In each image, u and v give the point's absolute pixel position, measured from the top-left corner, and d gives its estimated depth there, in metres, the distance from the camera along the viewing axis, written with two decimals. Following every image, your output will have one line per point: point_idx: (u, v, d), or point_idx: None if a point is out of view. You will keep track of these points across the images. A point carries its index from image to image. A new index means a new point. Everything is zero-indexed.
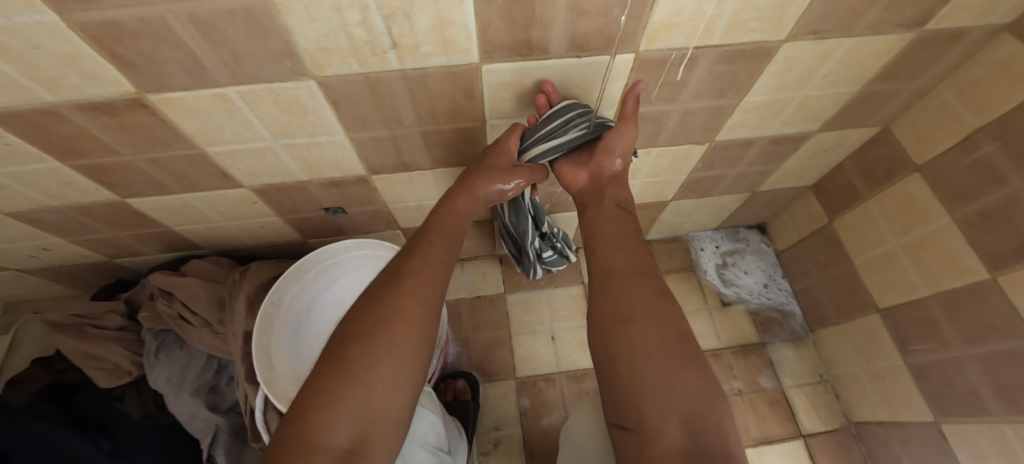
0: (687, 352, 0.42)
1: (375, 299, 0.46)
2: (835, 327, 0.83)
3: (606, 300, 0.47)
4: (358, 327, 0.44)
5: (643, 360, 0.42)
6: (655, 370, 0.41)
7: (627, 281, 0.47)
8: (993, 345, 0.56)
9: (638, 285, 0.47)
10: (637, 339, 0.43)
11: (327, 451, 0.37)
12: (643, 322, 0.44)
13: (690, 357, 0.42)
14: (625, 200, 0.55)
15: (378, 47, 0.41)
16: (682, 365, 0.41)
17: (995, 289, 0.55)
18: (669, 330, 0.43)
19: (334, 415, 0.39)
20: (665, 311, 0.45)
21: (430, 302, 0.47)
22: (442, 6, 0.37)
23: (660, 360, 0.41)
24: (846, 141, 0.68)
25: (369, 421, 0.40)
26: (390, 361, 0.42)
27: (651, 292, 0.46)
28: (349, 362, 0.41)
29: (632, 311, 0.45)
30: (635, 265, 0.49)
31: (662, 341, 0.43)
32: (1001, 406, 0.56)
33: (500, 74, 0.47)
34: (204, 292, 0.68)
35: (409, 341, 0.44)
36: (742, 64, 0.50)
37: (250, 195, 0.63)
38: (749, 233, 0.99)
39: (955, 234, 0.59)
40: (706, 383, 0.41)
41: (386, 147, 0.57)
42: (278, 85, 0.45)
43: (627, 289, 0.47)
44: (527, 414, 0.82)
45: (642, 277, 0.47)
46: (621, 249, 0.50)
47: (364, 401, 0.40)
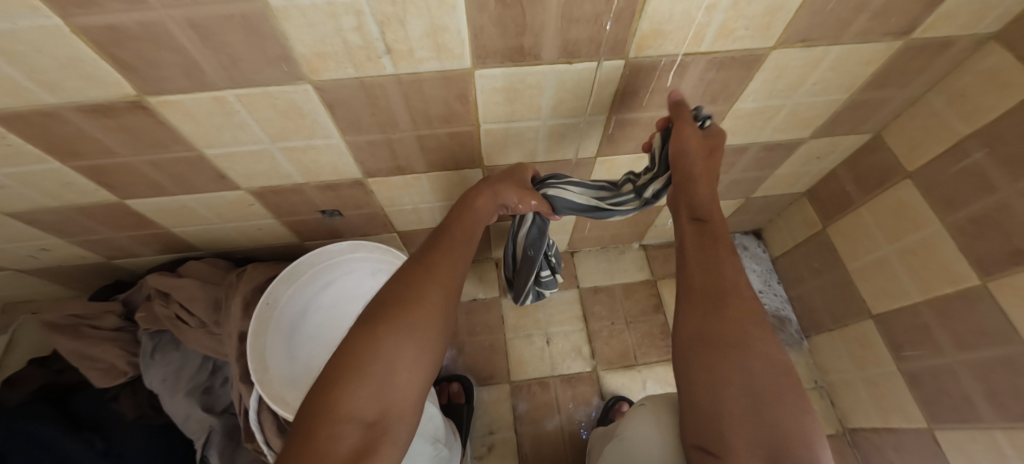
0: (782, 387, 0.39)
1: (403, 286, 0.42)
2: (830, 332, 0.83)
3: (701, 322, 0.43)
4: (386, 307, 0.40)
5: (732, 391, 0.40)
6: (749, 402, 0.39)
7: (722, 306, 0.43)
8: (984, 351, 0.56)
9: (737, 311, 0.42)
10: (737, 370, 0.40)
11: (349, 422, 0.34)
12: (742, 353, 0.40)
13: (785, 391, 0.39)
14: (700, 207, 0.47)
15: (373, 52, 0.42)
16: (777, 401, 0.39)
17: (985, 295, 0.55)
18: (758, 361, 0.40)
19: (361, 388, 0.35)
20: (762, 343, 0.41)
21: (450, 285, 0.44)
22: (436, 13, 0.38)
23: (750, 393, 0.39)
24: (838, 147, 0.69)
25: (387, 401, 0.36)
26: (407, 338, 0.39)
27: (745, 318, 0.42)
28: (369, 342, 0.37)
29: (734, 340, 0.41)
30: (727, 286, 0.43)
31: (758, 374, 0.40)
32: (993, 412, 0.56)
33: (492, 80, 0.48)
34: (200, 293, 0.68)
35: (426, 322, 0.40)
36: (732, 71, 0.51)
37: (247, 197, 0.64)
38: (745, 239, 0.99)
39: (946, 240, 0.60)
40: (800, 418, 0.38)
41: (382, 151, 0.58)
42: (275, 89, 0.46)
43: (726, 315, 0.42)
44: (522, 418, 0.81)
45: (737, 302, 0.42)
46: (714, 267, 0.44)
47: (387, 380, 0.36)
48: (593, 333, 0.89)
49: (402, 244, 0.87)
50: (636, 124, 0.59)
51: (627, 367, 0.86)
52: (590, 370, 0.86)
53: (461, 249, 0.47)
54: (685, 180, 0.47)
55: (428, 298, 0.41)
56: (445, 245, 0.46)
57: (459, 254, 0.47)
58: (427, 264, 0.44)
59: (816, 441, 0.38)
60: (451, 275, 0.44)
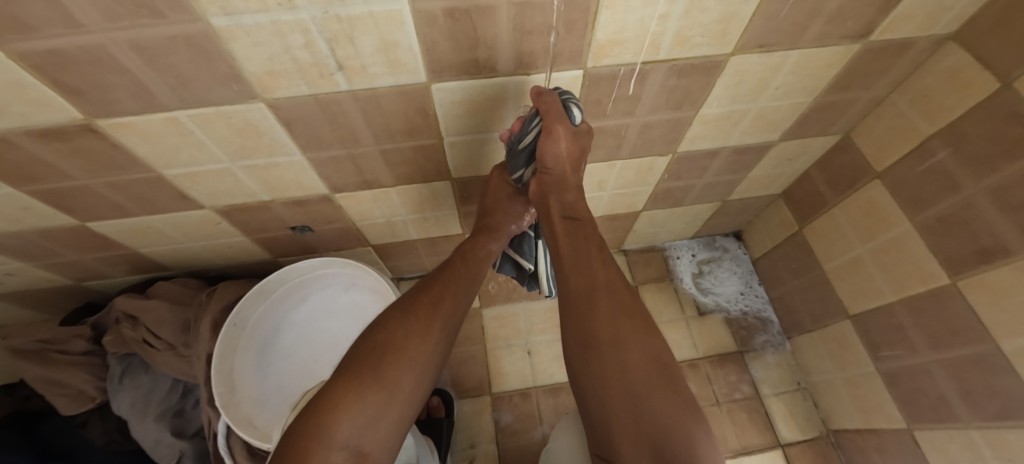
0: (660, 374, 0.38)
1: (410, 321, 0.46)
2: (810, 333, 0.83)
3: (577, 321, 0.42)
4: (382, 338, 0.45)
5: (611, 386, 0.38)
6: (627, 396, 0.37)
7: (592, 302, 0.43)
8: (957, 350, 0.56)
9: (608, 306, 0.42)
10: (614, 367, 0.38)
11: (339, 450, 0.38)
12: (614, 348, 0.39)
13: (661, 379, 0.38)
14: (570, 208, 0.50)
15: (325, 69, 0.42)
16: (654, 390, 0.37)
17: (956, 294, 0.55)
18: (635, 352, 0.39)
19: (354, 413, 0.39)
20: (637, 334, 0.40)
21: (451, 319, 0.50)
22: (384, 29, 0.38)
23: (624, 385, 0.37)
24: (809, 149, 0.69)
25: (377, 430, 0.41)
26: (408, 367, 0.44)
27: (615, 311, 0.42)
28: (375, 371, 0.42)
29: (606, 337, 0.40)
30: (595, 284, 0.44)
31: (632, 367, 0.38)
32: (969, 411, 0.56)
33: (450, 93, 0.48)
34: (169, 316, 0.66)
35: (419, 354, 0.45)
36: (693, 77, 0.50)
37: (214, 216, 0.63)
38: (726, 241, 0.99)
39: (916, 239, 0.59)
40: (680, 401, 0.37)
41: (346, 167, 0.57)
42: (229, 108, 0.45)
43: (599, 312, 0.42)
44: (504, 431, 0.80)
45: (609, 297, 0.43)
46: (586, 267, 0.45)
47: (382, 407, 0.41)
48: None
49: (378, 257, 0.86)
50: (603, 133, 0.59)
51: None
52: None
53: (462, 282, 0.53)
54: (557, 191, 0.52)
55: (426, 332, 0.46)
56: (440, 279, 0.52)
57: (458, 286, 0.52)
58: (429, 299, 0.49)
59: (691, 424, 0.36)
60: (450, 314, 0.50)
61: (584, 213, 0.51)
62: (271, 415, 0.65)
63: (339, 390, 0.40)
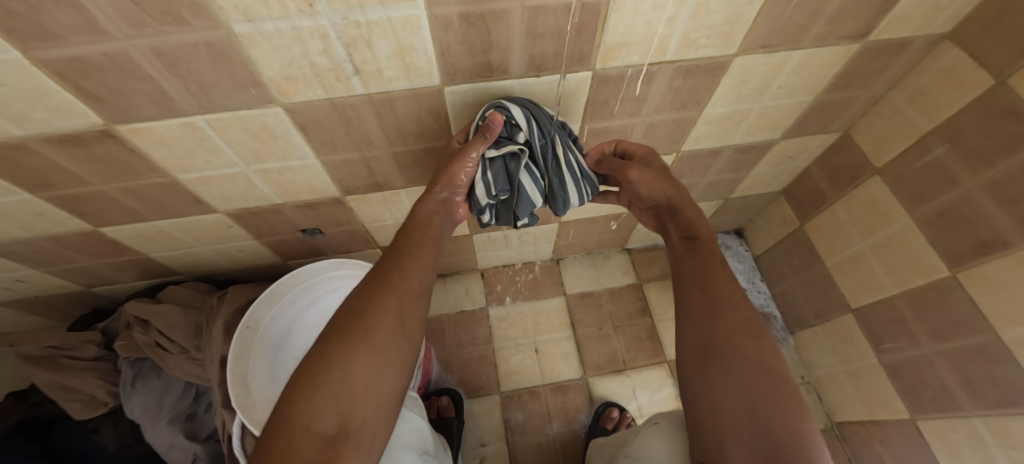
0: (786, 396, 0.37)
1: (360, 299, 0.43)
2: (813, 328, 0.84)
3: (693, 332, 0.43)
4: (338, 325, 0.42)
5: (727, 400, 0.39)
6: (743, 412, 0.37)
7: (713, 313, 0.43)
8: (957, 341, 0.57)
9: (730, 321, 0.41)
10: (730, 378, 0.39)
11: (307, 434, 0.36)
12: (731, 361, 0.40)
13: (790, 403, 0.37)
14: (689, 227, 0.50)
15: (342, 73, 0.43)
16: (782, 413, 0.36)
17: (956, 286, 0.57)
18: (755, 369, 0.39)
19: (316, 401, 0.37)
20: (759, 351, 0.39)
21: (410, 290, 0.45)
22: (401, 33, 0.39)
23: (743, 402, 0.37)
24: (809, 147, 0.71)
25: (347, 413, 0.38)
26: (363, 349, 0.40)
27: (732, 326, 0.41)
28: (331, 356, 0.39)
29: (728, 354, 0.40)
30: (717, 298, 0.43)
31: (759, 386, 0.38)
32: (971, 400, 0.57)
33: (462, 95, 0.49)
34: (181, 320, 0.67)
35: (375, 335, 0.41)
36: (699, 78, 0.52)
37: (225, 220, 0.64)
38: (728, 239, 1.01)
39: (916, 233, 0.61)
40: (809, 426, 0.36)
41: (358, 170, 0.58)
42: (245, 113, 0.46)
43: (720, 327, 0.42)
44: (513, 429, 0.81)
45: (733, 313, 0.42)
46: (704, 280, 0.45)
47: (342, 392, 0.38)
48: (581, 339, 0.89)
49: None
50: (610, 133, 0.60)
51: (617, 373, 0.86)
52: (579, 377, 0.86)
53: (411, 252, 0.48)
54: (684, 208, 0.51)
55: (379, 309, 0.43)
56: (387, 253, 0.48)
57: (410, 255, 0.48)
58: (384, 278, 0.45)
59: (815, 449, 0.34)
60: (407, 289, 0.45)
61: (705, 230, 0.49)
62: None
63: (299, 382, 0.38)
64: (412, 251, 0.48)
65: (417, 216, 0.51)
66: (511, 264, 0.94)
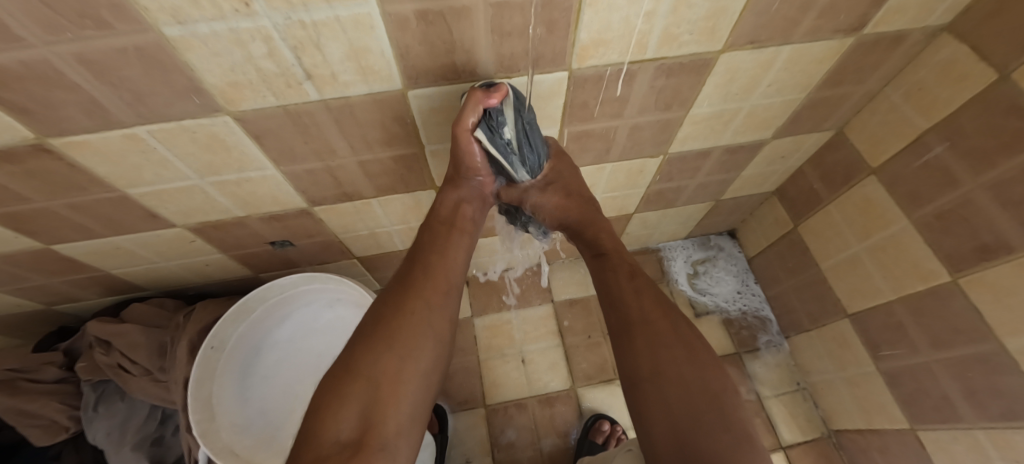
0: (706, 405, 0.36)
1: (385, 303, 0.41)
2: (808, 332, 0.81)
3: (623, 358, 0.42)
4: (360, 330, 0.40)
5: (661, 424, 0.37)
6: (675, 434, 0.36)
7: (631, 335, 0.42)
8: (959, 349, 0.55)
9: (645, 339, 0.41)
10: (658, 400, 0.38)
11: (332, 445, 0.33)
12: (658, 382, 0.39)
13: (711, 411, 0.36)
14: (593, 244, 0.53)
15: (292, 79, 0.39)
16: (702, 425, 0.35)
17: (956, 292, 0.54)
18: (677, 387, 0.38)
19: (344, 406, 0.35)
20: (680, 366, 0.39)
21: (438, 290, 0.43)
22: (352, 34, 0.35)
23: (671, 424, 0.36)
24: (802, 146, 0.67)
25: (376, 422, 0.35)
26: (392, 352, 0.37)
27: (654, 344, 0.41)
28: (353, 360, 0.37)
29: (648, 373, 0.40)
30: (631, 317, 0.43)
31: (679, 400, 0.37)
32: (973, 411, 0.54)
33: (428, 99, 0.45)
34: (143, 339, 0.63)
35: (400, 338, 0.39)
36: (682, 77, 0.48)
37: (186, 234, 0.60)
38: (720, 240, 0.98)
39: (915, 237, 0.58)
40: (742, 444, 0.34)
41: (323, 179, 0.55)
42: (191, 122, 0.42)
43: (635, 346, 0.41)
44: (499, 443, 0.78)
45: (644, 331, 0.42)
46: (618, 301, 0.45)
47: (370, 396, 0.35)
48: (569, 348, 0.86)
49: (365, 269, 0.84)
50: (591, 136, 0.56)
51: (606, 382, 0.84)
52: (568, 387, 0.83)
53: (440, 249, 0.46)
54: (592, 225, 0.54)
55: (402, 310, 0.40)
56: (412, 253, 0.46)
57: (434, 253, 0.46)
58: (410, 280, 0.43)
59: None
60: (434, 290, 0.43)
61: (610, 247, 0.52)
62: (255, 441, 0.63)
63: (325, 389, 0.36)
64: (441, 247, 0.46)
65: (442, 209, 0.49)
66: (495, 271, 0.91)
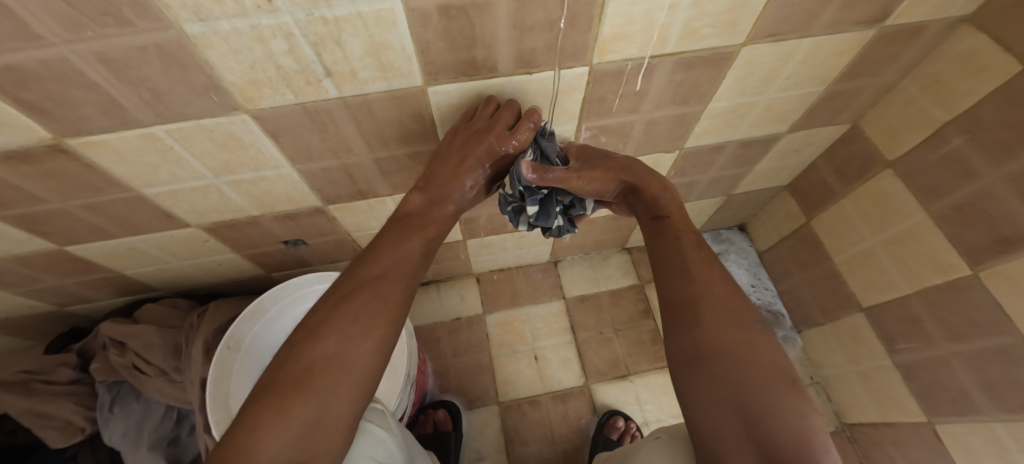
0: (786, 396, 0.31)
1: (343, 313, 0.39)
2: (821, 327, 0.81)
3: (680, 331, 0.36)
4: (323, 347, 0.37)
5: (728, 412, 0.31)
6: (748, 424, 0.30)
7: (693, 306, 0.37)
8: (977, 342, 0.54)
9: (711, 313, 0.36)
10: (725, 381, 0.32)
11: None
12: (729, 362, 0.33)
13: (793, 403, 0.30)
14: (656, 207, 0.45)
15: (312, 76, 0.39)
16: (785, 415, 0.30)
17: (975, 285, 0.54)
18: (749, 370, 0.32)
19: (280, 427, 0.33)
20: (750, 347, 0.33)
21: (390, 297, 0.41)
22: (374, 30, 0.35)
23: (742, 412, 0.31)
24: (816, 140, 0.67)
25: (318, 441, 0.34)
26: (347, 382, 0.37)
27: (722, 318, 0.35)
28: (297, 379, 0.36)
29: (713, 350, 0.34)
30: (694, 286, 0.37)
31: (752, 385, 0.31)
32: (992, 404, 0.54)
33: (447, 96, 0.45)
34: (158, 340, 0.64)
35: (360, 362, 0.38)
36: (701, 71, 0.48)
37: (200, 234, 0.60)
38: (730, 234, 0.98)
39: (933, 230, 0.58)
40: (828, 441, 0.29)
41: (339, 178, 0.54)
42: (209, 121, 0.42)
43: (698, 319, 0.36)
44: (512, 440, 0.78)
45: (709, 304, 0.36)
46: (679, 267, 0.39)
47: (319, 415, 0.35)
48: (581, 344, 0.86)
49: None
50: (607, 132, 0.56)
51: (619, 378, 0.84)
52: (580, 383, 0.83)
53: (410, 259, 0.44)
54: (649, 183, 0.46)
55: (369, 331, 0.39)
56: (386, 257, 0.43)
57: (401, 262, 0.43)
58: (366, 287, 0.41)
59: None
60: (399, 309, 0.41)
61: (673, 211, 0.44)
62: None
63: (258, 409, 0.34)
64: (412, 261, 0.44)
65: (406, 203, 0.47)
66: (506, 268, 0.91)
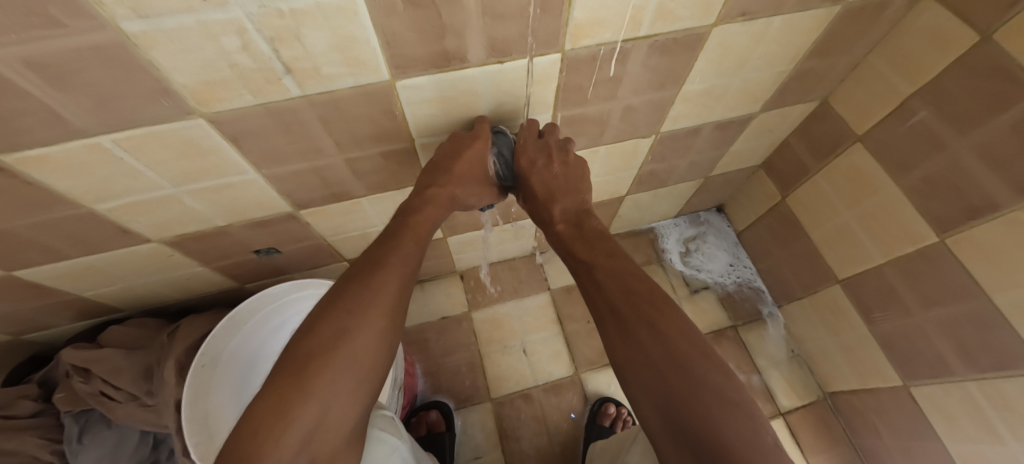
0: (706, 402, 0.31)
1: (342, 307, 0.37)
2: (801, 301, 0.84)
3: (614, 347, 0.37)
4: (317, 341, 0.35)
5: (661, 422, 0.33)
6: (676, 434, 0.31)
7: (621, 321, 0.37)
8: (950, 307, 0.57)
9: (636, 328, 0.36)
10: (654, 392, 0.34)
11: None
12: (654, 374, 0.34)
13: (713, 407, 0.31)
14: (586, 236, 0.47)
15: (271, 74, 0.36)
16: (704, 422, 0.30)
17: (946, 253, 0.55)
18: (671, 382, 0.33)
19: (287, 429, 0.32)
20: (672, 356, 0.34)
21: (391, 290, 0.39)
22: (335, 22, 0.33)
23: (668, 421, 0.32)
24: (789, 118, 0.68)
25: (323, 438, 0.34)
26: (351, 376, 0.36)
27: (645, 331, 0.36)
28: (301, 376, 0.34)
29: (639, 365, 0.35)
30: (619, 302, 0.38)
31: (673, 394, 0.32)
32: (965, 365, 0.57)
33: (417, 90, 0.43)
34: (127, 364, 0.60)
35: (365, 357, 0.37)
36: (676, 54, 0.47)
37: (164, 248, 0.56)
38: (710, 216, 0.99)
39: (903, 202, 0.59)
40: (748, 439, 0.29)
41: (309, 181, 0.52)
42: (161, 128, 0.39)
43: (625, 334, 0.37)
44: (507, 437, 0.78)
45: (632, 318, 0.37)
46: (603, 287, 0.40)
47: (319, 417, 0.34)
48: (570, 335, 0.86)
49: None
50: (585, 120, 0.55)
51: (609, 366, 0.84)
52: (571, 374, 0.83)
53: (407, 253, 0.43)
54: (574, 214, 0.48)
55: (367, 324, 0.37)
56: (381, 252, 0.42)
57: (400, 258, 0.42)
58: (363, 283, 0.39)
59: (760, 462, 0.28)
60: (394, 303, 0.40)
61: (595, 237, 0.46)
62: None
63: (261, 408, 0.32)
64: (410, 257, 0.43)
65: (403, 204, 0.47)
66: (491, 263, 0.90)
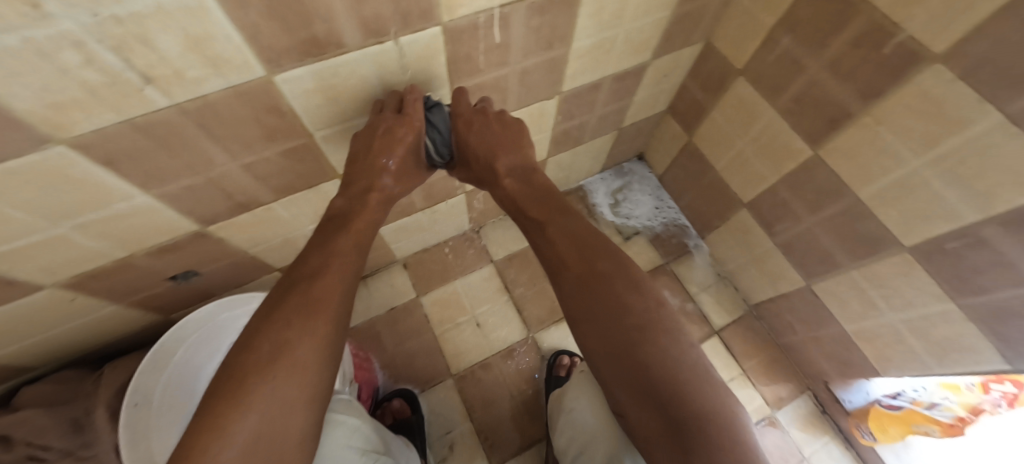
0: (645, 333, 0.37)
1: (280, 320, 0.37)
2: (718, 228, 0.92)
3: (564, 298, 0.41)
4: (255, 356, 0.35)
5: (609, 358, 0.37)
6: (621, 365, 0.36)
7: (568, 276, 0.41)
8: (829, 208, 0.65)
9: (582, 280, 0.40)
10: (601, 334, 0.38)
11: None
12: (601, 318, 0.38)
13: (650, 336, 0.37)
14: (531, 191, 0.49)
15: (128, 86, 0.34)
16: (644, 351, 0.36)
17: (820, 162, 0.63)
18: (614, 321, 0.38)
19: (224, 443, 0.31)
20: (614, 301, 0.39)
21: (332, 293, 0.40)
22: (185, 22, 0.31)
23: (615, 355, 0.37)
24: (680, 61, 0.73)
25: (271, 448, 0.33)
26: (295, 381, 0.35)
27: (589, 281, 0.40)
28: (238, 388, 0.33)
29: (586, 311, 0.39)
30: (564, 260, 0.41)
31: (618, 331, 0.37)
32: (847, 256, 0.66)
33: (299, 82, 0.42)
34: (50, 421, 0.56)
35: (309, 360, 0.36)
36: (555, 13, 0.49)
37: (63, 293, 0.52)
38: (632, 166, 1.05)
39: (781, 124, 0.66)
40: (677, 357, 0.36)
41: (207, 193, 0.50)
42: (15, 165, 0.35)
43: (573, 286, 0.40)
44: (473, 406, 0.81)
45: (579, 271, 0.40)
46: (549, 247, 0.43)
47: (263, 425, 0.33)
48: (519, 300, 0.90)
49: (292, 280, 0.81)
50: (484, 89, 0.56)
51: (559, 321, 0.89)
52: (525, 336, 0.87)
53: (345, 254, 0.44)
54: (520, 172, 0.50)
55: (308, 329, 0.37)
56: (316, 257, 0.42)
57: (338, 258, 0.43)
58: (304, 293, 0.39)
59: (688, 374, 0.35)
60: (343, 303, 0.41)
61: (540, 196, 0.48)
62: None
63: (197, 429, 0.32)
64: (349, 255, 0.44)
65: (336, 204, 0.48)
66: (431, 246, 0.92)
